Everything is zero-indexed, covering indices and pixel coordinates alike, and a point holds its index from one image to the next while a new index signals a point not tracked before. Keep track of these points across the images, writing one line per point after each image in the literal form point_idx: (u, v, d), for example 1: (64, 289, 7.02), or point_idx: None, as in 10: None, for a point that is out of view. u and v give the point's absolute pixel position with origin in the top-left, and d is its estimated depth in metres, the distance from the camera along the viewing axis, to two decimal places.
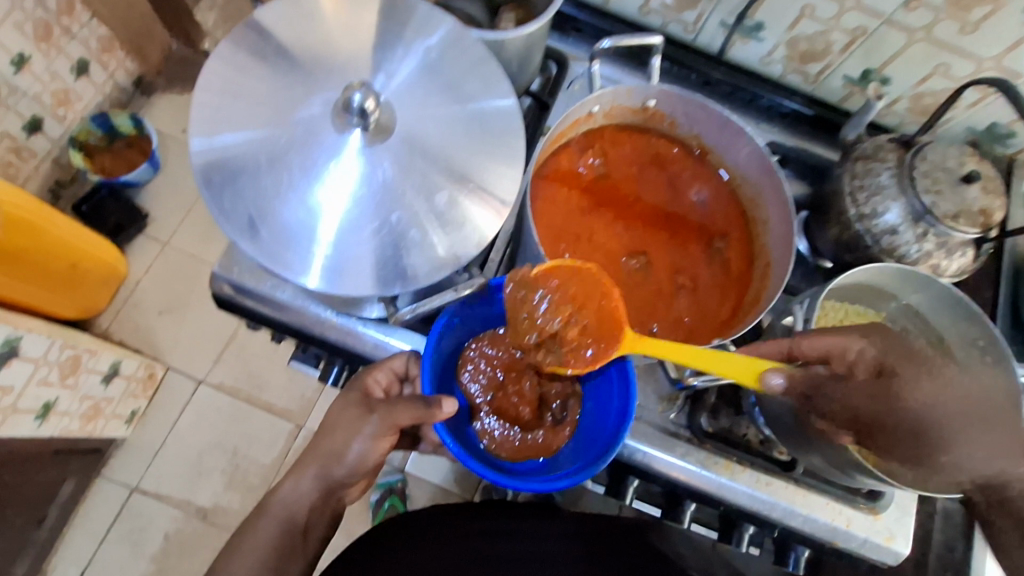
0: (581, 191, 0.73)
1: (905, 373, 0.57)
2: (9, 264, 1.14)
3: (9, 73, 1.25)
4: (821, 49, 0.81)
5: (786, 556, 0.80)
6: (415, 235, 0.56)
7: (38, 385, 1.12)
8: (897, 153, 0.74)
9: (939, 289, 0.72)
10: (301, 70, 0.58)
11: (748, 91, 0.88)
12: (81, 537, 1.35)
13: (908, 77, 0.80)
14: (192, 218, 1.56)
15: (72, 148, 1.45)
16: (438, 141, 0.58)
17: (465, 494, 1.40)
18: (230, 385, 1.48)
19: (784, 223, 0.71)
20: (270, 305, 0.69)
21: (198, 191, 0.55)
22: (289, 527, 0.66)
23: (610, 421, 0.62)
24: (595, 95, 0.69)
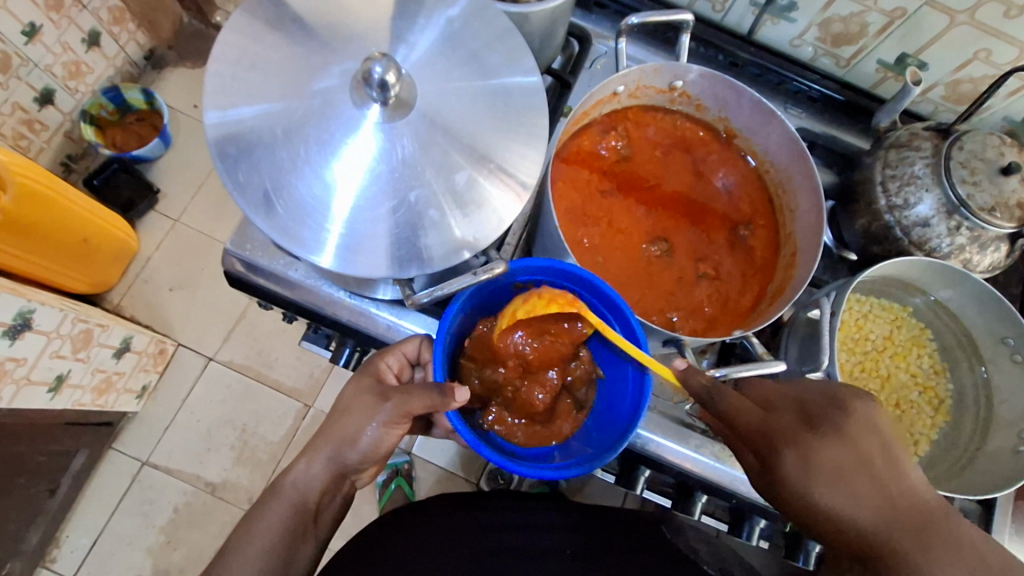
0: (602, 173, 0.71)
1: (828, 445, 0.45)
2: (21, 236, 1.13)
3: (20, 43, 1.24)
4: (856, 31, 0.78)
5: (798, 551, 0.77)
6: (433, 214, 0.54)
7: (50, 357, 1.12)
8: (934, 141, 0.70)
9: (972, 286, 0.69)
10: (318, 40, 0.56)
11: (777, 73, 0.85)
12: (94, 507, 1.37)
13: (946, 63, 0.76)
14: (203, 194, 1.55)
15: (83, 121, 1.44)
16: (459, 117, 0.56)
17: (471, 478, 1.39)
18: (239, 363, 1.48)
19: (813, 211, 0.69)
20: (282, 283, 0.68)
21: (212, 164, 0.53)
22: (301, 510, 0.66)
23: (625, 410, 0.61)
24: (621, 74, 0.66)
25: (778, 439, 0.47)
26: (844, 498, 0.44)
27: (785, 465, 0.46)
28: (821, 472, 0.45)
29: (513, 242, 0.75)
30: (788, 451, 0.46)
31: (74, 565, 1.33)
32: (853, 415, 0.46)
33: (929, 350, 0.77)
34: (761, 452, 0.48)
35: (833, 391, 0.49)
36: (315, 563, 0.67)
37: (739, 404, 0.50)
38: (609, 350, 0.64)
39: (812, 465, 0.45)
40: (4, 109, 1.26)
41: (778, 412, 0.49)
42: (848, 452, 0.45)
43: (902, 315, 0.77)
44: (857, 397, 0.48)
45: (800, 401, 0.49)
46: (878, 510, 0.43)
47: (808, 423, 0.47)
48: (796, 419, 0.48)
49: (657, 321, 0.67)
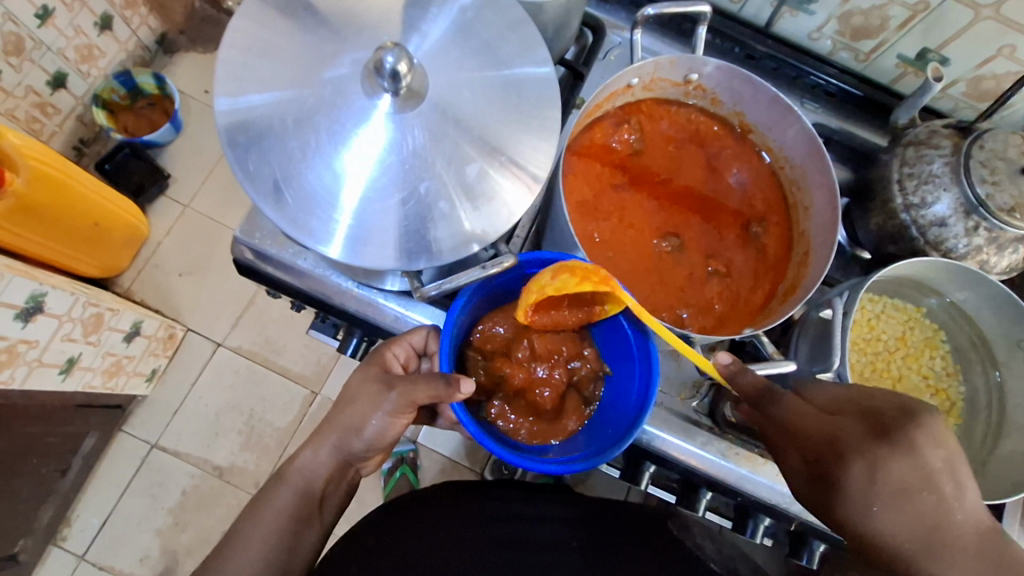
0: (613, 167, 0.71)
1: (895, 455, 0.45)
2: (34, 220, 1.14)
3: (33, 27, 1.24)
4: (876, 25, 0.76)
5: (801, 550, 0.78)
6: (443, 206, 0.54)
7: (62, 340, 1.13)
8: (954, 139, 0.69)
9: (988, 287, 0.68)
10: (330, 27, 0.55)
11: (795, 67, 0.83)
12: (104, 487, 1.39)
13: (969, 59, 0.75)
14: (213, 180, 1.56)
15: (95, 105, 1.44)
16: (471, 108, 0.56)
17: (475, 467, 1.40)
18: (247, 349, 1.49)
19: (828, 209, 0.68)
20: (290, 272, 0.68)
21: (222, 152, 0.53)
22: (306, 496, 0.66)
23: (631, 405, 0.60)
24: (635, 67, 0.65)
25: (846, 450, 0.47)
26: (901, 518, 0.44)
27: (850, 477, 0.46)
28: (885, 489, 0.45)
29: (522, 234, 0.74)
30: (855, 463, 0.46)
31: (85, 544, 1.36)
32: (923, 430, 0.45)
33: (942, 352, 0.76)
34: (823, 459, 0.49)
35: (905, 403, 0.48)
36: (319, 549, 0.68)
37: (799, 409, 0.52)
38: (618, 346, 0.63)
39: (876, 480, 0.45)
40: (17, 92, 1.26)
41: (845, 418, 0.49)
42: (915, 469, 0.44)
43: (916, 315, 0.75)
44: (928, 411, 0.47)
45: (865, 409, 0.49)
46: (924, 532, 0.43)
47: (878, 433, 0.47)
48: (863, 429, 0.48)
49: (666, 317, 0.66)
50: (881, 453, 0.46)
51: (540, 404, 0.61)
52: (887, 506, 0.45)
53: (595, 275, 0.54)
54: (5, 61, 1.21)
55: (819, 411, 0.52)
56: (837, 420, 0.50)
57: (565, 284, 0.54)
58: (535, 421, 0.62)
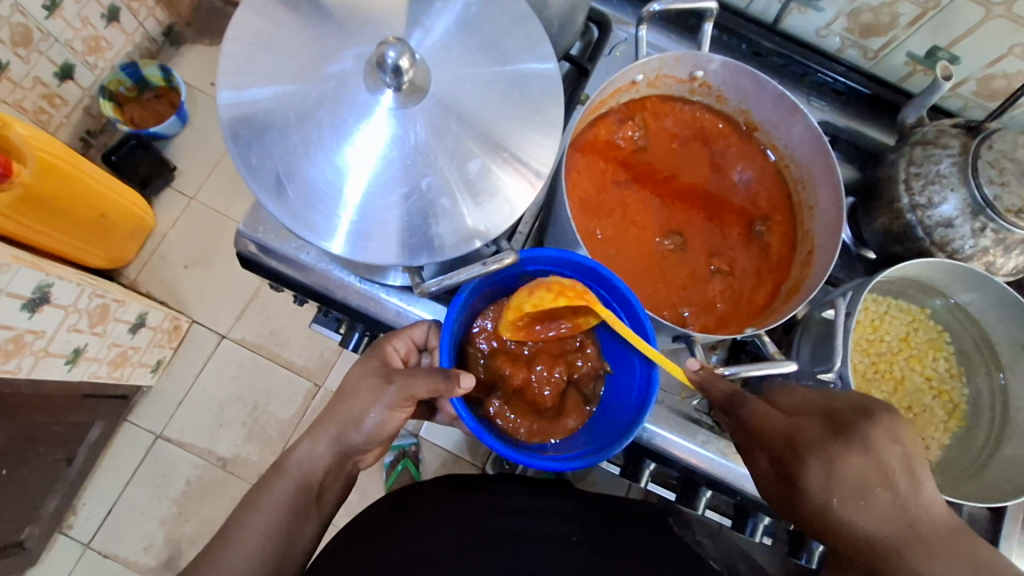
0: (617, 164, 0.70)
1: (852, 451, 0.46)
2: (40, 210, 1.15)
3: (41, 18, 1.24)
4: (885, 22, 0.75)
5: (801, 550, 0.78)
6: (445, 202, 0.54)
7: (68, 331, 1.14)
8: (962, 139, 0.68)
9: (994, 290, 0.68)
10: (333, 21, 0.55)
11: (802, 64, 0.83)
12: (109, 476, 1.40)
13: (978, 58, 0.74)
14: (219, 173, 1.56)
15: (102, 97, 1.45)
16: (474, 103, 0.55)
17: (476, 462, 1.41)
18: (252, 341, 1.50)
19: (833, 209, 0.67)
20: (293, 266, 0.69)
21: (225, 146, 0.53)
22: (305, 489, 0.67)
23: (632, 402, 0.60)
24: (639, 63, 0.65)
25: (804, 446, 0.48)
26: (865, 515, 0.44)
27: (808, 473, 0.47)
28: (842, 485, 0.45)
29: (525, 231, 0.74)
30: (812, 460, 0.47)
31: (90, 532, 1.37)
32: (879, 425, 0.46)
33: (946, 354, 0.75)
34: (784, 458, 0.49)
35: (861, 401, 0.49)
36: (316, 541, 0.68)
37: (762, 411, 0.51)
38: (619, 343, 0.63)
39: (835, 474, 0.45)
40: (25, 83, 1.27)
41: (805, 417, 0.50)
42: (872, 466, 0.45)
43: (920, 316, 0.75)
44: (886, 410, 0.47)
45: (827, 408, 0.50)
46: (894, 528, 0.43)
47: (836, 430, 0.47)
48: (823, 427, 0.48)
49: (668, 315, 0.66)
50: (835, 447, 0.46)
51: (540, 401, 0.62)
52: (851, 503, 0.45)
53: (570, 291, 0.58)
54: (13, 52, 1.21)
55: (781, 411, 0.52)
56: (796, 417, 0.50)
57: (543, 300, 0.57)
58: (535, 420, 0.62)
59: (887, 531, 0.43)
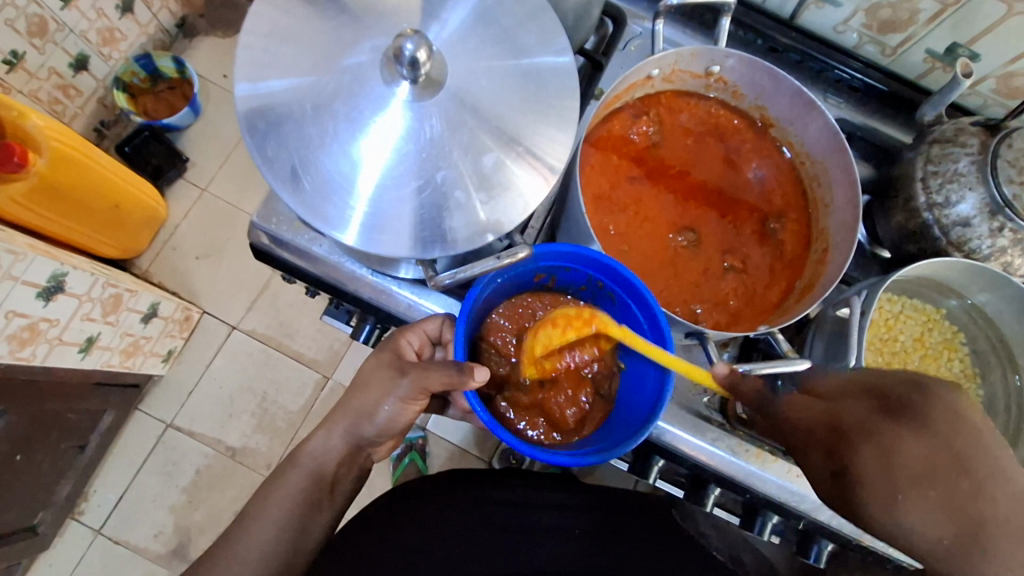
0: (631, 159, 0.70)
1: (907, 428, 0.41)
2: (55, 200, 1.16)
3: (57, 8, 1.24)
4: (905, 19, 0.74)
5: (809, 547, 0.78)
6: (459, 196, 0.54)
7: (81, 319, 1.15)
8: (981, 138, 0.67)
9: (1010, 290, 0.67)
10: (350, 14, 0.55)
11: (819, 60, 0.82)
12: (121, 463, 1.42)
13: (999, 55, 0.73)
14: (230, 165, 1.57)
15: (116, 88, 1.46)
16: (490, 97, 0.55)
17: (484, 456, 1.41)
18: (261, 332, 1.51)
19: (849, 207, 0.67)
20: (306, 258, 0.69)
21: (241, 137, 0.53)
22: (318, 480, 0.67)
23: (646, 397, 0.60)
24: (655, 58, 0.64)
25: (852, 431, 0.44)
26: (929, 508, 0.39)
27: (860, 460, 0.43)
28: (902, 474, 0.40)
29: (537, 226, 0.74)
30: (864, 444, 0.43)
31: (101, 519, 1.39)
32: (939, 402, 0.41)
33: (960, 356, 0.74)
34: (835, 448, 0.45)
35: (914, 376, 0.44)
36: (329, 531, 0.69)
37: (802, 404, 0.51)
38: (633, 338, 0.63)
39: (893, 462, 0.41)
40: (41, 74, 1.28)
41: (850, 400, 0.47)
42: (930, 444, 0.40)
43: (935, 316, 0.74)
44: (943, 383, 0.43)
45: (873, 387, 0.46)
46: (963, 522, 0.37)
47: (887, 412, 0.43)
48: (871, 409, 0.44)
49: (680, 312, 0.66)
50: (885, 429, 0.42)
51: (562, 420, 0.62)
52: (914, 493, 0.39)
53: (576, 320, 0.61)
54: (29, 42, 1.22)
55: (818, 399, 0.50)
56: (840, 402, 0.47)
57: (550, 337, 0.61)
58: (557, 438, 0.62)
59: (957, 528, 0.38)
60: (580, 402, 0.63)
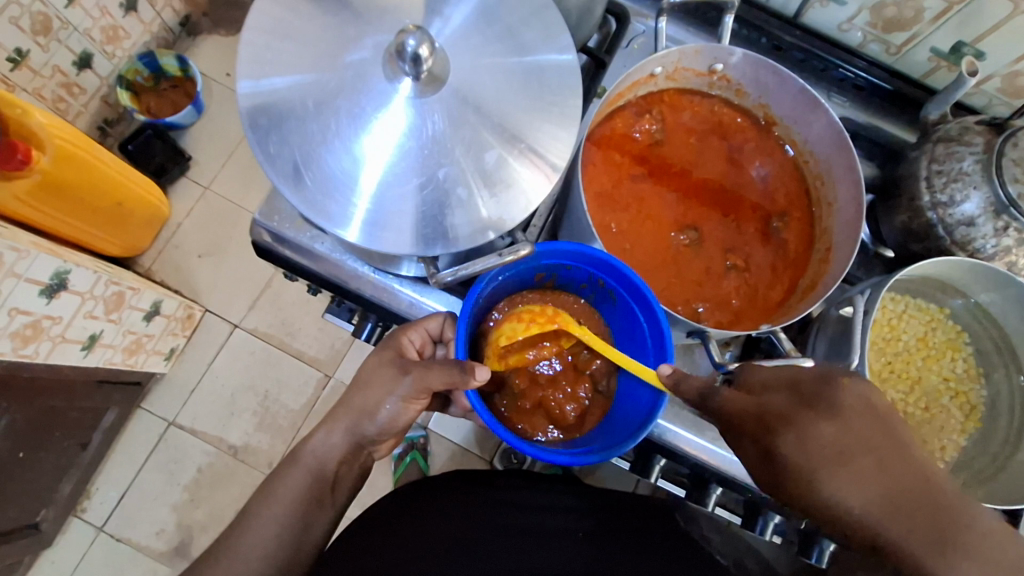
0: (633, 157, 0.70)
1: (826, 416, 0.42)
2: (58, 198, 1.16)
3: (61, 6, 1.25)
4: (909, 17, 0.74)
5: (810, 547, 0.78)
6: (461, 193, 0.54)
7: (84, 317, 1.16)
8: (986, 136, 0.67)
9: (1015, 290, 0.67)
10: (353, 11, 0.55)
11: (823, 59, 0.81)
12: (123, 461, 1.43)
13: (1005, 54, 0.72)
14: (233, 164, 1.57)
15: (119, 86, 1.46)
16: (493, 94, 0.55)
17: (485, 455, 1.41)
18: (263, 331, 1.51)
19: (853, 205, 0.66)
20: (308, 256, 0.69)
21: (243, 134, 0.53)
22: (320, 479, 0.67)
23: (646, 396, 0.60)
24: (658, 55, 0.64)
25: (773, 422, 0.44)
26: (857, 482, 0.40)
27: (784, 449, 0.42)
28: (821, 456, 0.41)
29: (539, 224, 0.74)
30: (787, 434, 0.43)
31: (103, 516, 1.40)
32: (845, 391, 0.43)
33: (965, 355, 0.74)
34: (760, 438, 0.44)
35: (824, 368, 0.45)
36: (332, 529, 0.69)
37: (728, 398, 0.47)
38: (632, 336, 0.63)
39: (814, 446, 0.41)
40: (44, 72, 1.28)
41: (771, 394, 0.46)
42: (848, 428, 0.41)
43: (939, 316, 0.74)
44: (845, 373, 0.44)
45: (793, 380, 0.46)
46: (890, 492, 0.39)
47: (805, 401, 0.43)
48: (790, 398, 0.44)
49: (682, 310, 0.66)
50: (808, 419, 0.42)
51: (563, 417, 0.62)
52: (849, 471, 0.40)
53: (541, 318, 0.62)
54: (34, 41, 1.22)
55: (747, 394, 0.47)
56: (765, 397, 0.46)
57: (515, 331, 0.61)
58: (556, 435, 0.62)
59: (884, 498, 0.39)
60: (578, 398, 0.63)
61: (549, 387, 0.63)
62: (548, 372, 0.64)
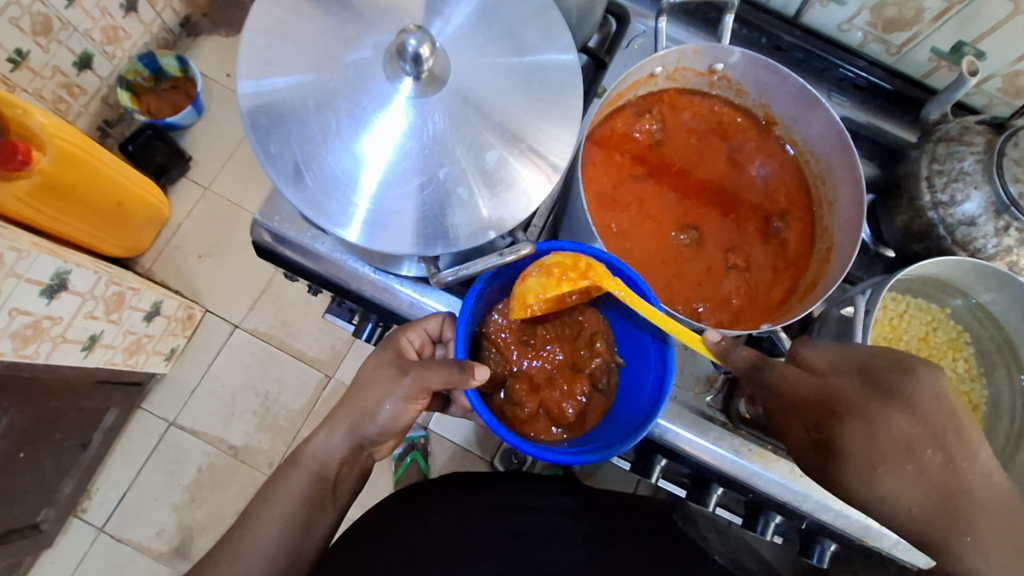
0: (634, 156, 0.70)
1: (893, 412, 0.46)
2: (59, 198, 1.16)
3: (61, 7, 1.25)
4: (910, 17, 0.74)
5: (811, 548, 0.77)
6: (462, 193, 0.54)
7: (85, 317, 1.16)
8: (987, 136, 0.67)
9: (1016, 289, 0.66)
10: (353, 11, 0.55)
11: (823, 59, 0.81)
12: (124, 462, 1.43)
13: (1005, 54, 0.72)
14: (233, 164, 1.57)
15: (119, 87, 1.46)
16: (493, 94, 0.55)
17: (485, 456, 1.41)
18: (264, 332, 1.51)
19: (853, 205, 0.66)
20: (308, 256, 0.69)
21: (244, 134, 0.53)
22: (320, 480, 0.67)
23: (646, 396, 0.59)
24: (659, 55, 0.64)
25: (841, 406, 0.48)
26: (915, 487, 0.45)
27: (848, 436, 0.47)
28: (883, 446, 0.46)
29: (539, 224, 0.73)
30: (854, 421, 0.47)
31: (104, 516, 1.40)
32: (920, 385, 0.47)
33: (966, 355, 0.74)
34: (821, 419, 0.49)
35: (899, 358, 0.49)
36: (333, 530, 0.69)
37: (790, 376, 0.51)
38: (632, 334, 0.63)
39: (879, 438, 0.46)
40: (45, 72, 1.28)
41: (839, 377, 0.50)
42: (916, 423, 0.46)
43: (939, 316, 0.74)
44: (922, 366, 0.49)
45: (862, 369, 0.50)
46: (940, 494, 0.44)
47: (877, 392, 0.48)
48: (862, 386, 0.49)
49: (682, 310, 0.66)
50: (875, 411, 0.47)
51: (562, 416, 0.62)
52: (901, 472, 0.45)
53: (568, 286, 0.61)
54: (34, 41, 1.22)
55: (807, 373, 0.52)
56: (832, 378, 0.50)
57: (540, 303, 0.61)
58: (558, 434, 0.62)
59: (936, 499, 0.44)
60: (577, 397, 0.63)
61: (549, 386, 0.63)
62: (546, 370, 0.63)
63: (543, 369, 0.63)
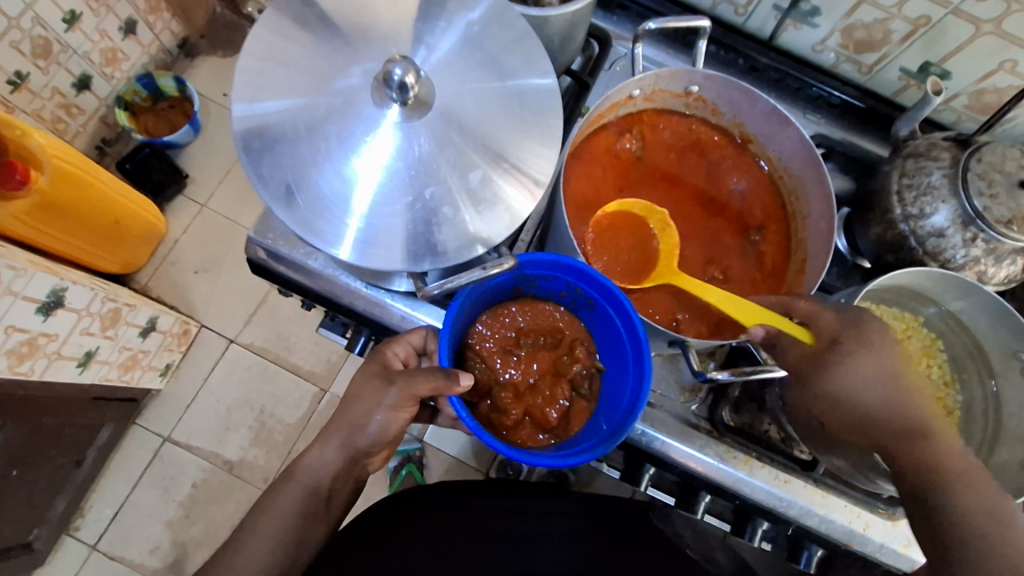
0: (616, 175, 0.73)
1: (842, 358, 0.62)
2: (56, 217, 1.18)
3: (61, 31, 1.28)
4: (879, 38, 0.78)
5: (799, 553, 0.79)
6: (447, 211, 0.56)
7: (80, 334, 1.17)
8: (953, 152, 0.70)
9: (983, 298, 0.69)
10: (343, 39, 0.58)
11: (798, 79, 0.85)
12: (118, 478, 1.43)
13: (970, 72, 0.76)
14: (229, 181, 1.60)
15: (118, 107, 1.49)
16: (476, 117, 0.58)
17: (481, 467, 1.42)
18: (259, 346, 1.52)
19: (825, 219, 0.69)
20: (302, 272, 0.71)
21: (238, 156, 0.56)
22: (313, 492, 0.69)
23: (625, 402, 0.61)
24: (637, 79, 0.67)
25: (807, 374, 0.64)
26: (873, 392, 0.62)
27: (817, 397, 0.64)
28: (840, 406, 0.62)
29: (527, 238, 0.77)
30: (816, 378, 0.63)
31: (96, 534, 1.40)
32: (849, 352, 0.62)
33: (939, 362, 0.76)
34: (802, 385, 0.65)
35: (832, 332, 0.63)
36: (335, 526, 0.72)
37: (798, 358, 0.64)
38: (610, 340, 0.65)
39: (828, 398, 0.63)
40: (44, 94, 1.31)
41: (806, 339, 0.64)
42: (866, 362, 0.62)
43: (913, 324, 0.76)
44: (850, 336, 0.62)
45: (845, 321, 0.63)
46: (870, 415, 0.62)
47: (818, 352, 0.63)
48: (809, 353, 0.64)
49: (661, 318, 0.69)
50: (852, 346, 0.62)
51: (547, 421, 0.63)
52: (864, 376, 0.62)
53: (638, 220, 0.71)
54: (34, 64, 1.25)
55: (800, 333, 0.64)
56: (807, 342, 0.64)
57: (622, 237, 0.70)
58: (544, 440, 0.64)
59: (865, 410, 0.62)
60: (560, 402, 0.64)
61: (532, 391, 0.65)
62: (529, 378, 0.65)
63: (526, 378, 0.65)
